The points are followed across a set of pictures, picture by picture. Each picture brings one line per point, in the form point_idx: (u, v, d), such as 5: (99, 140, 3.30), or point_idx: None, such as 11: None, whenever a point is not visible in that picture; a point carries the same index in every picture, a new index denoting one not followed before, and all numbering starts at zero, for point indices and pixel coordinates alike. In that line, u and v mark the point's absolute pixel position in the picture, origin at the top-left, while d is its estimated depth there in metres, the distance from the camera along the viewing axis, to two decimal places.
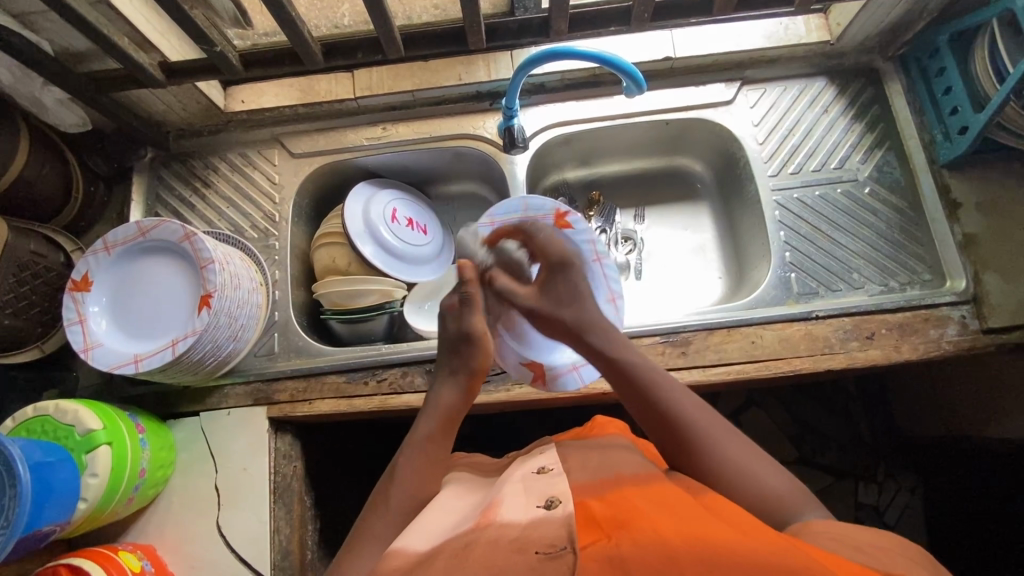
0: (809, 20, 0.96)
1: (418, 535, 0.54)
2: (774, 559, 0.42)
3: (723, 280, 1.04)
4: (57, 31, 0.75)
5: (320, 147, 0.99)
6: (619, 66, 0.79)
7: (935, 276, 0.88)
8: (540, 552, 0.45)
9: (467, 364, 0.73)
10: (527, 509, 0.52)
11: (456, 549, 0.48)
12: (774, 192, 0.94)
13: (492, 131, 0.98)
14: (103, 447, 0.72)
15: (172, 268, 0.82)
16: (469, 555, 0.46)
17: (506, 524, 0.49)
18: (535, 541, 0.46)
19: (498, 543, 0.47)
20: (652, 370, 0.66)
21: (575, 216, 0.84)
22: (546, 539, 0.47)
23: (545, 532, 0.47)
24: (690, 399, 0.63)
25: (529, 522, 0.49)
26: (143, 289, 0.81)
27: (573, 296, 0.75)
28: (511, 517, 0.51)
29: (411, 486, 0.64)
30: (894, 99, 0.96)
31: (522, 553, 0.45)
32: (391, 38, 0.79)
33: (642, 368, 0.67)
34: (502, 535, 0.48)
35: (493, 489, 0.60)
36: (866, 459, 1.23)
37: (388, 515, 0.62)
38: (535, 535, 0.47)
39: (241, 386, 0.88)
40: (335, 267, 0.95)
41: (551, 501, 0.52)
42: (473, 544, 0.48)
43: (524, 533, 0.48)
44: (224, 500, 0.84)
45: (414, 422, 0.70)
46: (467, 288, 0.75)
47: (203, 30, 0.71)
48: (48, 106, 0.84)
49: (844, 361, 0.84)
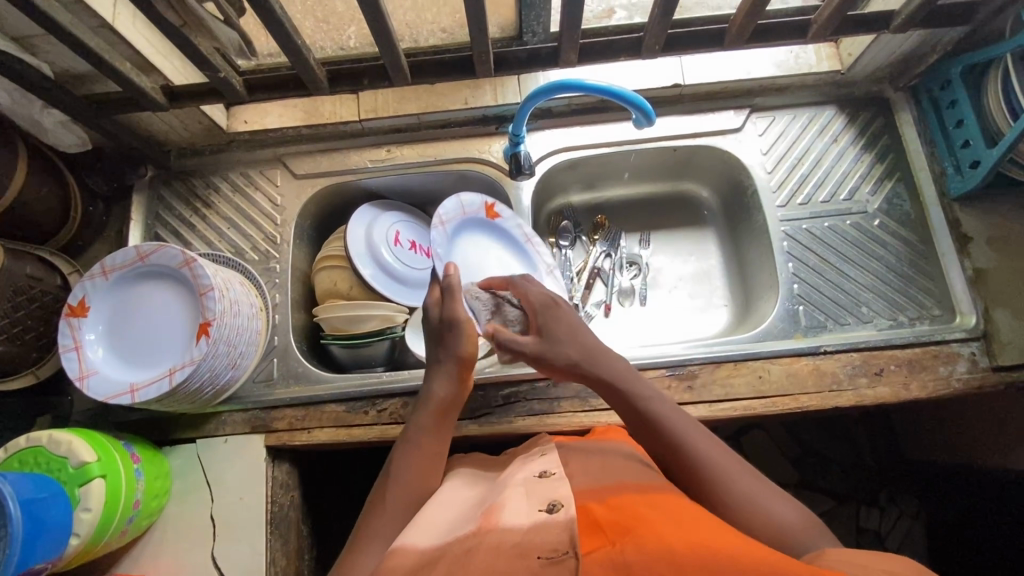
0: (819, 49, 0.95)
1: (419, 534, 0.54)
2: (771, 561, 0.43)
3: (729, 308, 1.03)
4: (57, 54, 0.73)
5: (322, 168, 0.97)
6: (625, 98, 0.77)
7: (944, 312, 0.87)
8: (542, 557, 0.44)
9: (458, 355, 0.70)
10: (530, 513, 0.51)
11: (461, 552, 0.47)
12: (783, 223, 0.93)
13: (497, 155, 0.96)
14: (96, 481, 0.70)
15: (169, 288, 0.80)
16: (468, 562, 0.46)
17: (508, 529, 0.49)
18: (539, 546, 0.46)
19: (501, 548, 0.46)
20: (662, 403, 0.65)
21: (501, 207, 0.93)
22: (549, 544, 0.46)
23: (547, 537, 0.46)
24: (698, 432, 0.63)
25: (530, 526, 0.48)
26: (144, 308, 0.80)
27: (567, 331, 0.71)
28: (512, 522, 0.50)
29: (412, 483, 0.64)
30: (904, 130, 0.95)
31: (524, 559, 0.45)
32: (399, 67, 0.77)
33: (652, 401, 0.65)
34: (504, 540, 0.47)
35: (493, 493, 0.59)
36: (867, 483, 1.21)
37: (388, 513, 0.61)
38: (537, 540, 0.46)
39: (238, 414, 0.87)
40: (336, 291, 0.93)
41: (553, 505, 0.51)
42: (476, 548, 0.47)
43: (525, 537, 0.47)
44: (220, 530, 0.83)
45: (409, 421, 0.69)
46: (450, 279, 0.73)
47: (208, 58, 0.70)
48: (47, 127, 0.81)
49: (851, 398, 0.83)
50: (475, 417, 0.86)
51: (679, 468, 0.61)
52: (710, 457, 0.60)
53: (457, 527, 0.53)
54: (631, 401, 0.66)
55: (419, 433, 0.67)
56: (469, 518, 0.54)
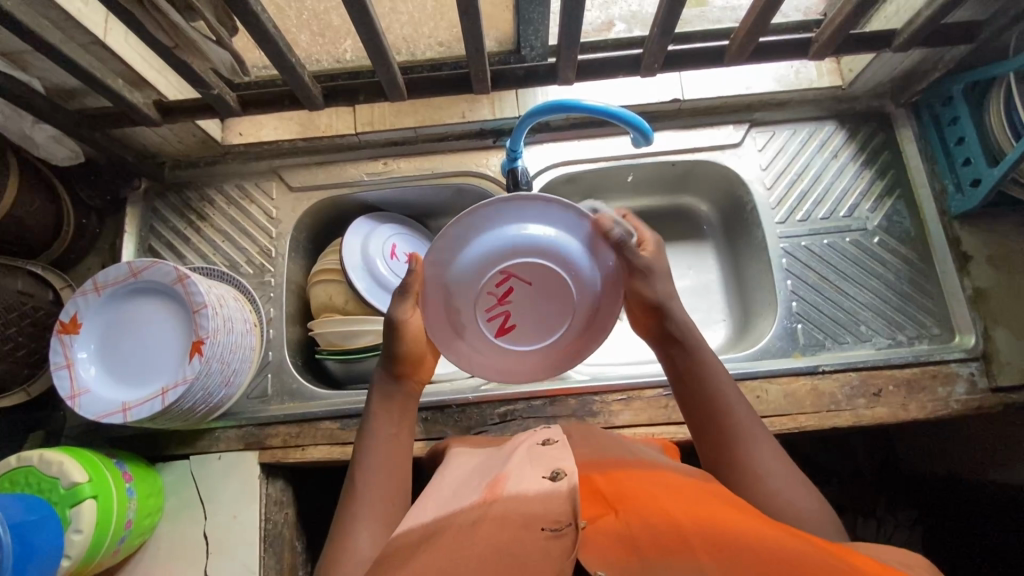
0: (820, 64, 0.94)
1: (422, 513, 0.53)
2: (785, 538, 0.40)
3: (727, 323, 1.02)
4: (46, 69, 0.72)
5: (318, 181, 0.96)
6: (625, 119, 0.75)
7: (944, 331, 0.87)
8: (546, 529, 0.42)
9: (390, 351, 0.67)
10: (534, 479, 0.49)
11: (465, 525, 0.46)
12: (782, 239, 0.93)
13: (495, 169, 0.96)
14: (87, 502, 0.69)
15: (145, 295, 0.80)
16: (475, 531, 0.44)
17: (513, 497, 0.47)
18: (543, 517, 0.43)
19: (507, 519, 0.44)
20: (714, 364, 0.64)
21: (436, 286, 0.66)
22: (553, 515, 0.43)
23: (551, 507, 0.44)
24: (739, 404, 0.62)
25: (536, 494, 0.46)
26: (119, 314, 0.80)
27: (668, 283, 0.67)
28: (518, 490, 0.48)
29: (381, 472, 0.61)
30: (905, 146, 0.94)
31: (529, 530, 0.42)
32: (394, 85, 0.77)
33: (710, 368, 0.64)
34: (511, 509, 0.45)
35: (496, 462, 0.60)
36: (865, 495, 1.20)
37: (367, 504, 0.59)
38: (542, 512, 0.44)
39: (232, 430, 0.86)
40: (332, 305, 0.92)
41: (557, 472, 0.49)
42: (481, 519, 0.46)
43: (531, 508, 0.45)
44: (213, 548, 0.82)
45: (364, 417, 0.67)
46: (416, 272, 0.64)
47: (200, 75, 0.69)
48: (38, 142, 0.80)
49: (849, 418, 0.83)
50: (471, 435, 0.85)
51: (709, 433, 0.61)
52: (741, 435, 0.60)
53: (461, 498, 0.52)
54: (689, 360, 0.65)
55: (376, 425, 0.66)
56: (472, 490, 0.54)
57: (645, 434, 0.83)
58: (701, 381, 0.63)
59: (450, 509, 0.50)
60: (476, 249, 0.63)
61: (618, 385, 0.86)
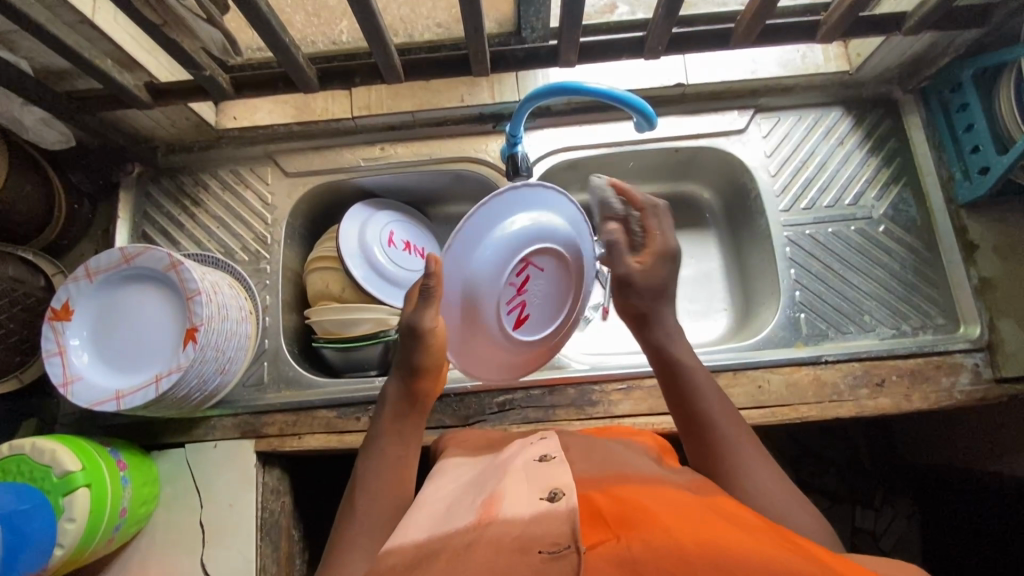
0: (827, 48, 0.92)
1: (416, 530, 0.51)
2: (788, 558, 0.39)
3: (729, 312, 1.01)
4: (33, 49, 0.70)
5: (314, 166, 0.95)
6: (629, 103, 0.73)
7: (949, 321, 0.86)
8: (544, 552, 0.40)
9: (409, 362, 0.64)
10: (530, 502, 0.48)
11: (458, 548, 0.44)
12: (786, 227, 0.91)
13: (493, 154, 0.94)
14: (81, 490, 0.68)
15: (140, 289, 0.78)
16: (469, 557, 0.42)
17: (507, 521, 0.46)
18: (539, 540, 0.42)
19: (501, 542, 0.43)
20: (699, 374, 0.64)
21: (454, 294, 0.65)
22: (551, 537, 0.42)
23: (549, 529, 0.43)
24: (728, 415, 0.62)
25: (530, 517, 0.45)
26: (116, 307, 0.78)
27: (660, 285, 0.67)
28: (512, 514, 0.47)
29: (382, 486, 0.60)
30: (912, 133, 0.92)
31: (525, 554, 0.41)
32: (391, 67, 0.75)
33: (696, 380, 0.64)
34: (504, 533, 0.44)
35: (493, 475, 0.59)
36: (865, 485, 1.19)
37: (364, 517, 0.57)
38: (540, 533, 0.42)
39: (228, 418, 0.86)
40: (328, 293, 0.91)
41: (554, 494, 0.47)
42: (476, 542, 0.45)
43: (526, 530, 0.43)
44: (209, 536, 0.82)
45: (372, 430, 0.66)
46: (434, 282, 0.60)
47: (190, 55, 0.67)
48: (27, 125, 0.78)
49: (852, 408, 0.82)
50: (470, 424, 0.84)
51: (698, 444, 0.61)
52: (733, 446, 0.59)
53: (454, 518, 0.51)
54: (674, 373, 0.65)
55: (382, 440, 0.64)
56: (466, 509, 0.52)
57: (645, 424, 0.82)
58: (689, 394, 0.63)
59: (444, 528, 0.49)
60: (489, 245, 0.64)
61: (618, 374, 0.85)
